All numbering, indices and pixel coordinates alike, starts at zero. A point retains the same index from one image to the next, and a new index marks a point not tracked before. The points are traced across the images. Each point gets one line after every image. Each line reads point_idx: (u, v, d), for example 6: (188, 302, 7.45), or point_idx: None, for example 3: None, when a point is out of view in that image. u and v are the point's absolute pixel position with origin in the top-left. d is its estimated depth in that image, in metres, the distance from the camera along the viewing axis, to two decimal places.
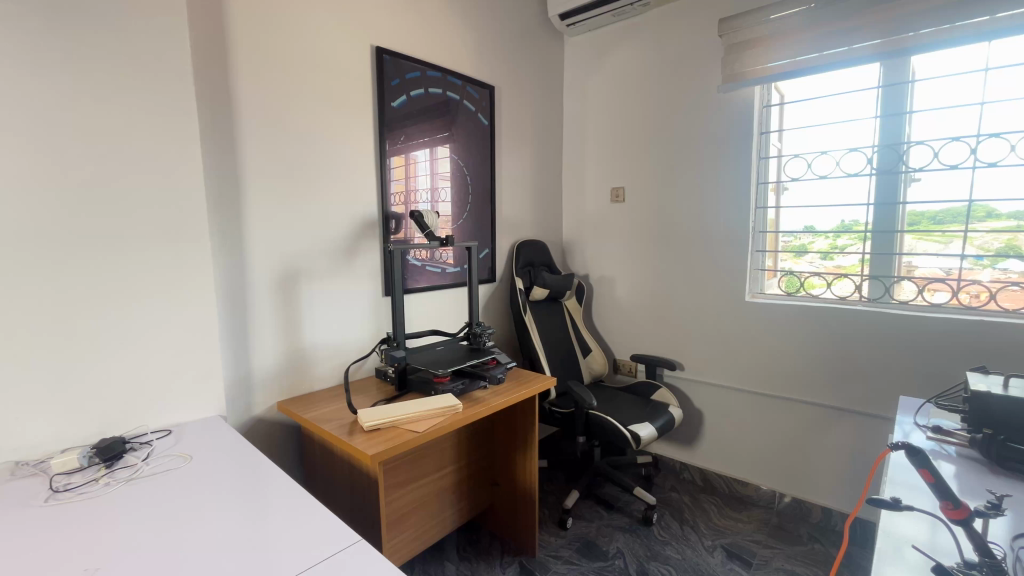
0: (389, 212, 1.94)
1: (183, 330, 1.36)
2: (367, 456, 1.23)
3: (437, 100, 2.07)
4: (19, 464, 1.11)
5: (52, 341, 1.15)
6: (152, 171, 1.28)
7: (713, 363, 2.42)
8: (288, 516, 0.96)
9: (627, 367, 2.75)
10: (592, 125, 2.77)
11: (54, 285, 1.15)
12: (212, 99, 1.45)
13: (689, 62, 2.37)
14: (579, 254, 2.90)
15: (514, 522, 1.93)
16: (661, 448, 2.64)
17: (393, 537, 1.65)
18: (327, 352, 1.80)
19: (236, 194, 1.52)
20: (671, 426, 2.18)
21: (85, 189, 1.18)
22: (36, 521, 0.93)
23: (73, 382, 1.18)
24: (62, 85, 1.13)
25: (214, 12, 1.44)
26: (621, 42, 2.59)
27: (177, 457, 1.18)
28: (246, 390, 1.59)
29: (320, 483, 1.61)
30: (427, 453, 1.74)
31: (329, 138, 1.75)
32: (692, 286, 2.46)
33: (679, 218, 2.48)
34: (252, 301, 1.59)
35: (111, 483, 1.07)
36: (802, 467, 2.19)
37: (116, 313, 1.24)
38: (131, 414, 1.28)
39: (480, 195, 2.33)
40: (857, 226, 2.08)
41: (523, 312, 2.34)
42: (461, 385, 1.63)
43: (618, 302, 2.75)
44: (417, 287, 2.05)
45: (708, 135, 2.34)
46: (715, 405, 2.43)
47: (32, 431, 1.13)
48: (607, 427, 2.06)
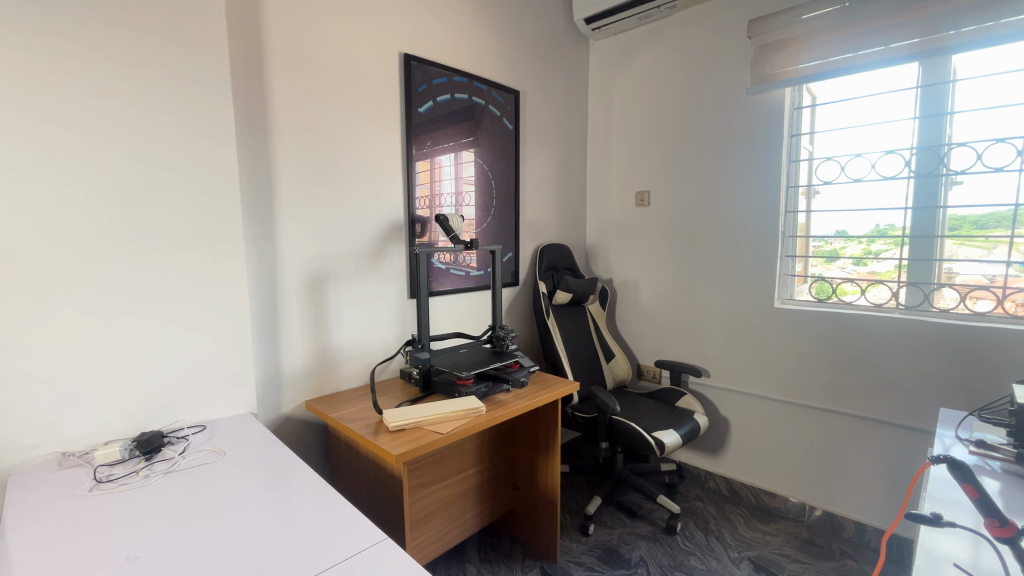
0: (415, 216, 1.97)
1: (217, 330, 1.41)
2: (393, 456, 1.25)
3: (462, 105, 2.10)
4: (65, 455, 1.17)
5: (98, 338, 1.21)
6: (191, 177, 1.33)
7: (740, 370, 2.37)
8: (316, 512, 0.98)
9: (651, 372, 2.71)
10: (617, 129, 2.75)
11: (99, 287, 1.21)
12: (248, 106, 1.51)
13: (717, 65, 2.34)
14: (603, 258, 2.88)
15: (535, 526, 1.93)
16: (685, 455, 2.59)
17: (417, 536, 1.66)
18: (354, 352, 1.84)
19: (269, 198, 1.57)
20: (696, 433, 2.14)
21: (129, 195, 1.24)
22: (82, 510, 0.97)
23: (114, 378, 1.24)
24: (110, 97, 1.20)
25: (251, 23, 1.49)
26: (647, 45, 2.57)
27: (211, 452, 1.22)
28: (275, 388, 1.63)
29: (346, 481, 1.64)
30: (451, 454, 1.76)
31: (358, 144, 1.79)
32: (719, 292, 2.41)
33: (706, 222, 2.44)
34: (282, 301, 1.63)
35: (150, 475, 1.11)
36: (834, 479, 2.12)
37: (155, 313, 1.30)
38: (168, 409, 1.33)
39: (504, 198, 2.34)
40: (893, 230, 2.01)
41: (546, 315, 2.34)
42: (484, 388, 1.63)
43: (642, 306, 2.72)
44: (441, 289, 2.07)
45: (737, 138, 2.30)
46: (742, 413, 2.38)
47: (78, 424, 1.19)
48: (630, 434, 2.03)
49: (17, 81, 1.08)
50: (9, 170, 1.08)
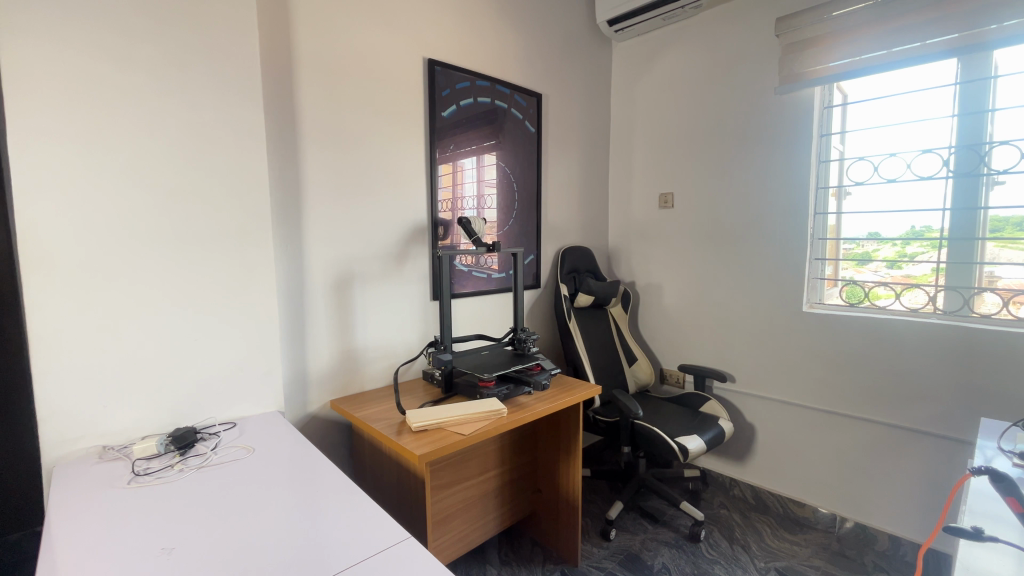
0: (437, 218, 1.99)
1: (248, 330, 1.46)
2: (416, 456, 1.26)
3: (485, 108, 2.11)
4: (105, 448, 1.22)
5: (136, 336, 1.27)
6: (224, 182, 1.38)
7: (767, 375, 2.31)
8: (340, 510, 1.00)
9: (675, 377, 2.68)
10: (640, 130, 2.73)
11: (139, 286, 1.26)
12: (278, 112, 1.55)
13: (743, 64, 2.30)
14: (625, 260, 2.85)
15: (557, 530, 1.92)
16: (710, 462, 2.55)
17: (439, 536, 1.67)
18: (378, 353, 1.87)
19: (298, 202, 1.61)
20: (721, 439, 2.10)
21: (167, 200, 1.29)
22: (120, 502, 1.01)
23: (152, 374, 1.29)
24: (152, 107, 1.26)
25: (282, 33, 1.54)
26: (671, 45, 2.55)
27: (241, 449, 1.26)
28: (302, 387, 1.67)
29: (369, 480, 1.66)
30: (473, 456, 1.77)
31: (383, 148, 1.82)
32: (744, 295, 2.37)
33: (731, 224, 2.39)
34: (310, 302, 1.67)
35: (184, 469, 1.15)
36: (866, 490, 2.05)
37: (190, 313, 1.35)
38: (201, 406, 1.38)
39: (526, 201, 2.35)
40: (930, 233, 1.94)
41: (567, 318, 2.33)
42: (506, 390, 1.64)
43: (665, 310, 2.68)
44: (463, 291, 2.09)
45: (764, 138, 2.26)
46: (769, 420, 2.32)
47: (118, 419, 1.25)
48: (652, 438, 2.01)
49: (66, 92, 1.14)
50: (57, 176, 1.14)
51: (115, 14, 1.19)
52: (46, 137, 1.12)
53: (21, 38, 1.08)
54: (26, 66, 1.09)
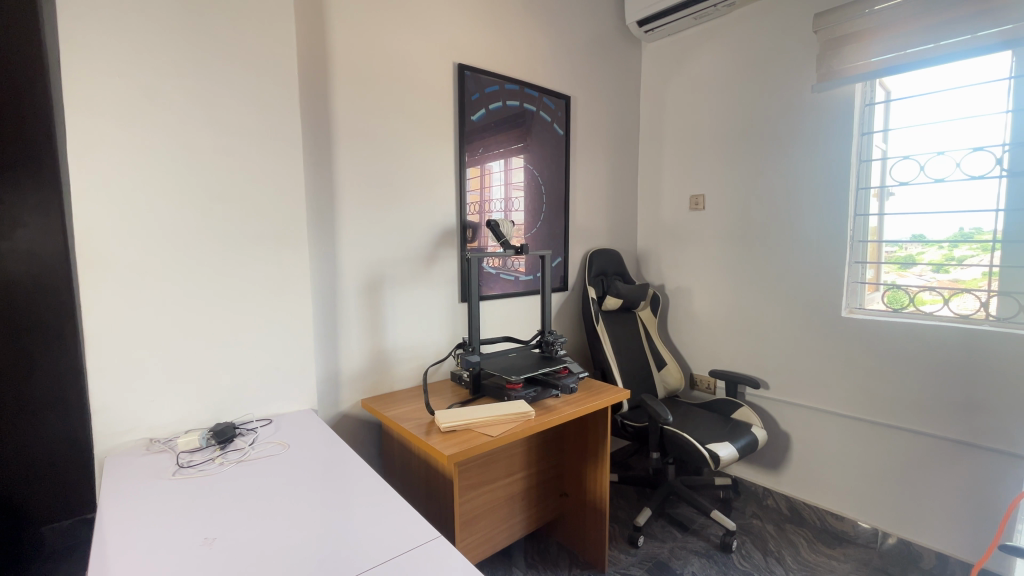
0: (466, 221, 2.01)
1: (283, 331, 1.50)
2: (444, 456, 1.28)
3: (514, 112, 2.12)
4: (152, 441, 1.29)
5: (181, 334, 1.32)
6: (262, 187, 1.43)
7: (802, 382, 2.24)
8: (371, 508, 1.02)
9: (705, 383, 2.61)
10: (670, 131, 2.69)
11: (184, 286, 1.32)
12: (314, 118, 1.60)
13: (778, 61, 2.24)
14: (654, 263, 2.81)
15: (584, 534, 1.90)
16: (742, 471, 2.48)
17: (466, 536, 1.68)
18: (407, 354, 1.90)
19: (332, 207, 1.66)
20: (754, 448, 2.04)
21: (211, 204, 1.35)
22: (166, 491, 1.06)
23: (194, 372, 1.35)
24: (196, 116, 1.31)
25: (318, 43, 1.59)
26: (703, 44, 2.50)
27: (277, 445, 1.30)
28: (334, 386, 1.71)
29: (398, 479, 1.69)
30: (501, 457, 1.77)
31: (414, 152, 1.85)
32: (779, 300, 2.30)
33: (765, 225, 2.33)
34: (342, 304, 1.71)
35: (224, 463, 1.20)
36: (911, 504, 1.96)
37: (229, 313, 1.40)
38: (239, 403, 1.43)
39: (554, 204, 2.35)
40: (980, 235, 1.84)
41: (595, 321, 2.31)
42: (534, 393, 1.64)
43: (696, 314, 2.63)
44: (491, 294, 2.10)
45: (801, 137, 2.19)
46: (805, 429, 2.24)
47: (162, 414, 1.31)
48: (682, 445, 1.97)
49: (120, 104, 1.20)
50: (108, 182, 1.20)
51: (164, 28, 1.26)
52: (103, 145, 1.19)
53: (80, 53, 1.15)
54: (84, 79, 1.16)
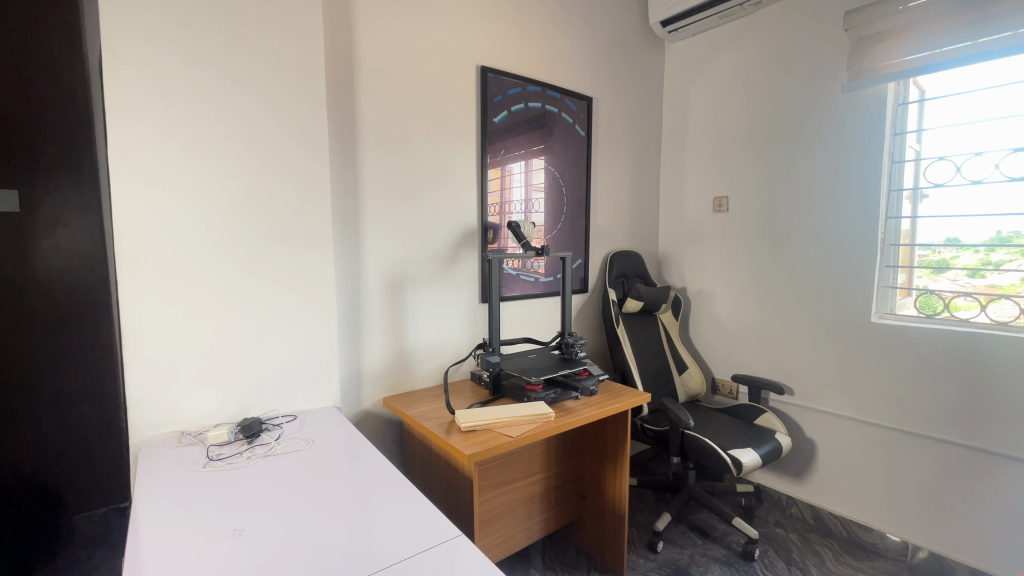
0: (487, 222, 2.03)
1: (308, 330, 1.53)
2: (465, 456, 1.29)
3: (535, 113, 2.13)
4: (183, 434, 1.33)
5: (210, 331, 1.36)
6: (289, 189, 1.47)
7: (829, 389, 2.18)
8: (391, 505, 1.03)
9: (728, 387, 2.57)
10: (693, 133, 2.66)
11: (214, 283, 1.36)
12: (340, 120, 1.63)
13: (806, 61, 2.19)
14: (676, 265, 2.78)
15: (602, 538, 1.89)
16: (765, 478, 2.43)
17: (485, 536, 1.69)
18: (428, 353, 1.91)
19: (356, 209, 1.69)
20: (778, 455, 2.00)
21: (241, 205, 1.39)
22: (197, 482, 1.10)
23: (223, 368, 1.39)
24: (227, 119, 1.35)
25: (345, 47, 1.62)
26: (728, 44, 2.47)
27: (302, 441, 1.33)
28: (357, 384, 1.74)
29: (418, 477, 1.70)
30: (520, 459, 1.77)
31: (437, 153, 1.87)
32: (805, 304, 2.25)
33: (791, 227, 2.29)
34: (366, 303, 1.73)
35: (251, 456, 1.23)
36: (944, 517, 1.89)
37: (256, 311, 1.43)
38: (265, 399, 1.46)
39: (575, 205, 2.34)
40: (1018, 239, 1.77)
41: (616, 323, 2.29)
42: (553, 394, 1.63)
43: (718, 317, 2.59)
44: (512, 295, 2.11)
45: (830, 137, 2.14)
46: (831, 437, 2.19)
47: (193, 408, 1.35)
48: (703, 450, 1.94)
49: (156, 107, 1.25)
50: (144, 182, 1.24)
51: (198, 33, 1.29)
52: (140, 148, 1.23)
53: (121, 59, 1.20)
54: (124, 84, 1.21)
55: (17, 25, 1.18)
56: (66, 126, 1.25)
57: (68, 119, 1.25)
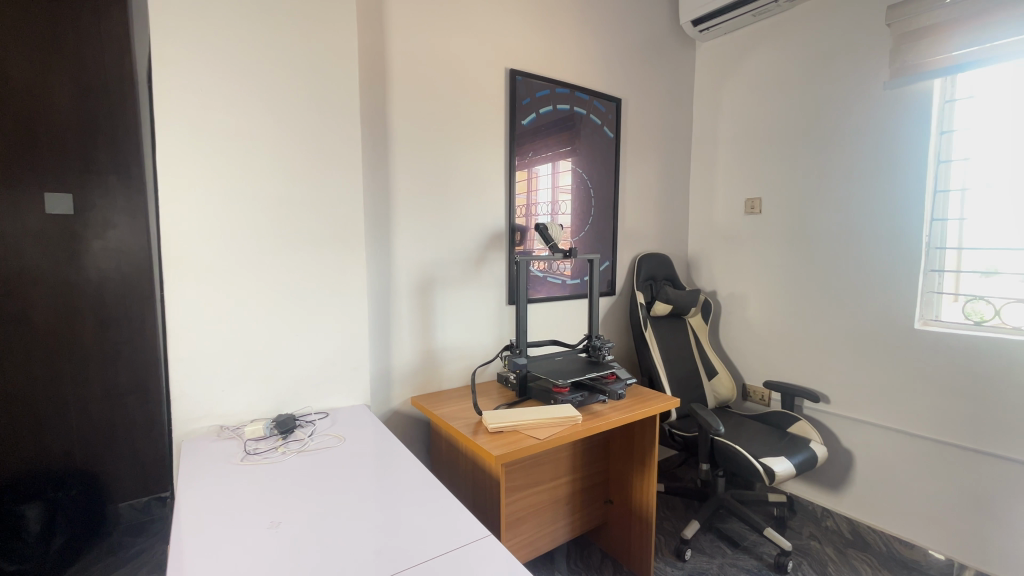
0: (514, 225, 2.03)
1: (339, 330, 1.56)
2: (492, 456, 1.29)
3: (563, 115, 2.13)
4: (222, 428, 1.38)
5: (247, 330, 1.41)
6: (324, 192, 1.50)
7: (867, 398, 2.10)
8: (421, 503, 1.05)
9: (759, 394, 2.51)
10: (725, 133, 2.61)
11: (251, 283, 1.41)
12: (373, 123, 1.66)
13: (845, 57, 2.12)
14: (706, 268, 2.73)
15: (628, 543, 1.87)
16: (798, 488, 2.36)
17: (511, 537, 1.69)
18: (455, 354, 1.93)
19: (387, 211, 1.72)
20: (813, 465, 1.93)
21: (278, 207, 1.43)
22: (235, 476, 1.14)
23: (259, 366, 1.43)
24: (265, 125, 1.40)
25: (378, 53, 1.66)
26: (762, 42, 2.41)
27: (333, 437, 1.36)
28: (386, 383, 1.77)
29: (445, 477, 1.72)
30: (546, 461, 1.77)
31: (466, 155, 1.89)
32: (842, 309, 2.18)
33: (828, 229, 2.21)
34: (396, 303, 1.76)
35: (286, 451, 1.27)
36: (993, 534, 1.80)
37: (290, 311, 1.47)
38: (299, 397, 1.50)
39: (603, 207, 2.32)
40: None
41: (643, 326, 2.26)
42: (580, 397, 1.62)
43: (750, 322, 2.53)
44: (538, 297, 2.11)
45: (871, 136, 2.06)
46: (870, 448, 2.10)
47: (231, 403, 1.40)
48: (734, 457, 1.89)
49: (201, 113, 1.30)
50: (187, 186, 1.30)
51: (240, 42, 1.34)
52: (184, 153, 1.29)
53: (168, 69, 1.26)
54: (172, 93, 1.27)
55: (72, 39, 1.26)
56: (115, 135, 1.34)
57: (117, 127, 1.34)
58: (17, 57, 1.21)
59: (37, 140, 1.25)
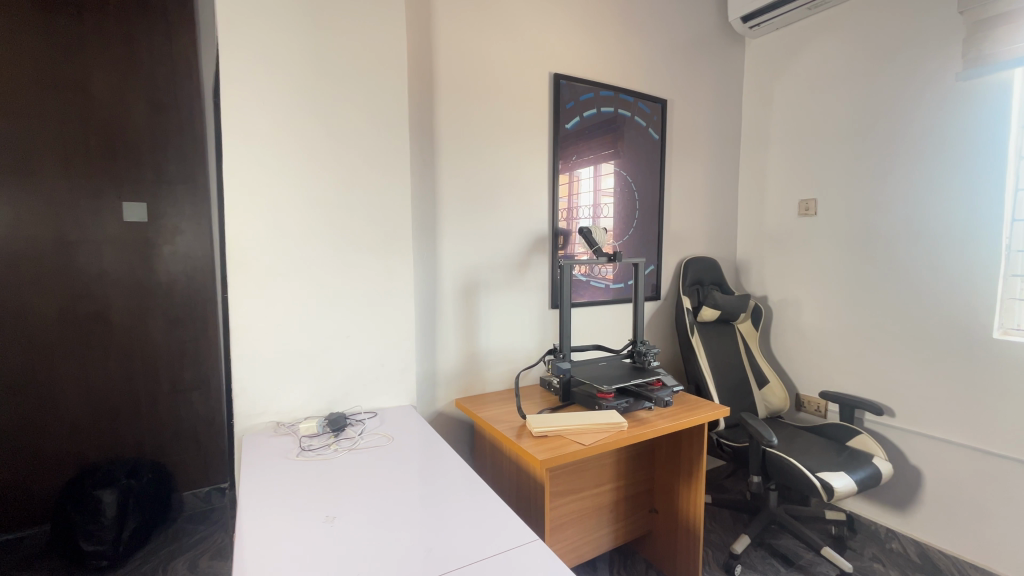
0: (557, 228, 2.03)
1: (387, 332, 1.61)
2: (536, 460, 1.29)
3: (607, 117, 2.11)
4: (279, 424, 1.44)
5: (301, 332, 1.47)
6: (375, 198, 1.55)
7: (937, 412, 1.96)
8: (466, 506, 1.05)
9: (814, 404, 2.38)
10: (777, 131, 2.51)
11: (307, 287, 1.47)
12: (420, 130, 1.71)
13: (911, 49, 2.00)
14: (756, 272, 2.63)
15: (674, 555, 1.82)
16: (858, 506, 2.22)
17: (555, 543, 1.67)
18: (499, 357, 1.95)
19: (434, 217, 1.76)
20: (876, 482, 1.81)
21: (334, 216, 1.49)
22: (292, 471, 1.19)
23: (313, 365, 1.49)
24: (321, 135, 1.46)
25: (426, 63, 1.70)
26: (818, 36, 2.31)
27: (382, 437, 1.40)
28: (432, 385, 1.80)
29: (488, 479, 1.73)
30: (590, 467, 1.75)
31: (510, 159, 1.91)
32: (906, 316, 2.04)
33: (892, 231, 2.08)
34: (441, 306, 1.80)
35: (338, 449, 1.32)
36: None
37: (341, 314, 1.53)
38: (350, 396, 1.56)
39: (648, 211, 2.28)
40: None
41: (690, 332, 2.20)
42: (625, 404, 1.60)
43: (804, 328, 2.42)
44: (581, 301, 2.10)
45: (941, 130, 1.93)
46: (941, 465, 1.96)
47: (288, 401, 1.47)
48: (788, 471, 1.81)
49: (263, 125, 1.38)
50: (247, 195, 1.37)
51: (298, 57, 1.41)
52: (247, 164, 1.36)
53: (234, 85, 1.34)
54: (236, 107, 1.34)
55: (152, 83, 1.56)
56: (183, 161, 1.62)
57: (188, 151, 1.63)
58: (104, 91, 1.51)
59: (125, 161, 1.54)
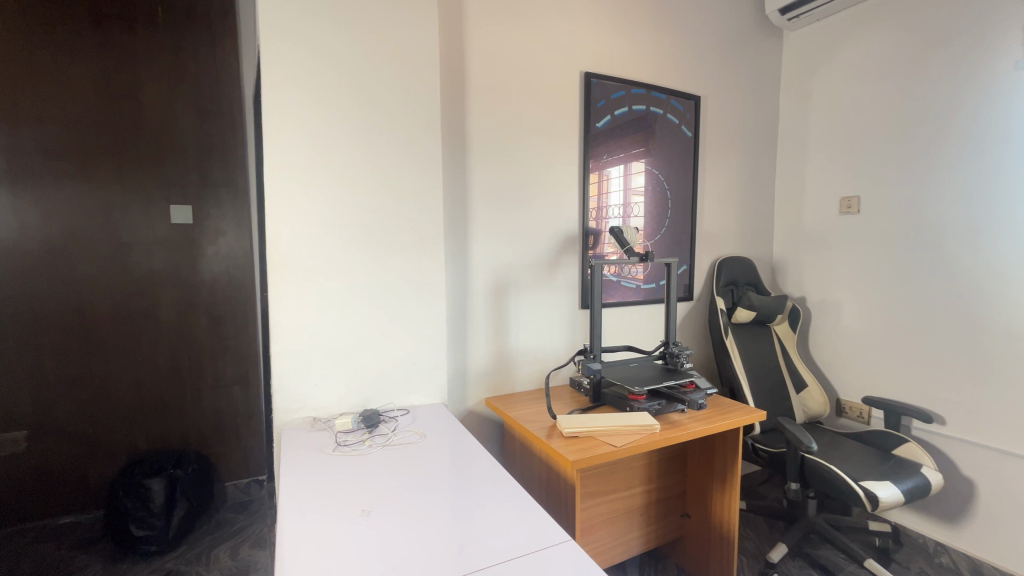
0: (588, 228, 2.01)
1: (419, 331, 1.63)
2: (568, 461, 1.29)
3: (638, 115, 2.08)
4: (315, 419, 1.48)
5: (337, 330, 1.51)
6: (408, 199, 1.58)
7: (993, 421, 1.85)
8: (496, 503, 1.06)
9: (856, 410, 2.29)
10: (817, 126, 2.42)
11: (343, 287, 1.51)
12: (452, 132, 1.73)
13: (966, 37, 1.89)
14: (794, 272, 2.54)
15: (707, 561, 1.78)
16: (904, 517, 2.12)
17: (585, 543, 1.67)
18: (528, 357, 1.95)
19: (465, 218, 1.77)
20: (925, 493, 1.72)
21: (369, 217, 1.53)
22: (329, 465, 1.22)
23: (349, 363, 1.53)
24: (357, 138, 1.50)
25: (458, 65, 1.72)
26: (862, 25, 2.21)
27: (415, 434, 1.42)
28: (462, 383, 1.82)
29: (518, 478, 1.73)
30: (621, 469, 1.73)
31: (541, 159, 1.90)
32: (958, 318, 1.93)
33: (943, 228, 1.98)
34: (472, 306, 1.81)
35: (372, 445, 1.35)
36: None
37: (375, 313, 1.56)
38: (384, 393, 1.59)
39: (680, 210, 2.24)
40: None
41: (724, 334, 2.15)
42: (658, 406, 1.57)
43: (846, 330, 2.32)
44: (612, 301, 2.08)
45: (999, 121, 1.82)
46: (996, 477, 1.85)
47: (325, 397, 1.51)
48: (829, 478, 1.74)
49: (302, 130, 1.42)
50: (287, 197, 1.42)
51: (335, 63, 1.45)
52: (287, 167, 1.41)
53: (275, 91, 1.38)
54: (276, 111, 1.39)
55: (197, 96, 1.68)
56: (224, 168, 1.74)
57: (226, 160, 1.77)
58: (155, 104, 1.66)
59: (175, 170, 1.70)
